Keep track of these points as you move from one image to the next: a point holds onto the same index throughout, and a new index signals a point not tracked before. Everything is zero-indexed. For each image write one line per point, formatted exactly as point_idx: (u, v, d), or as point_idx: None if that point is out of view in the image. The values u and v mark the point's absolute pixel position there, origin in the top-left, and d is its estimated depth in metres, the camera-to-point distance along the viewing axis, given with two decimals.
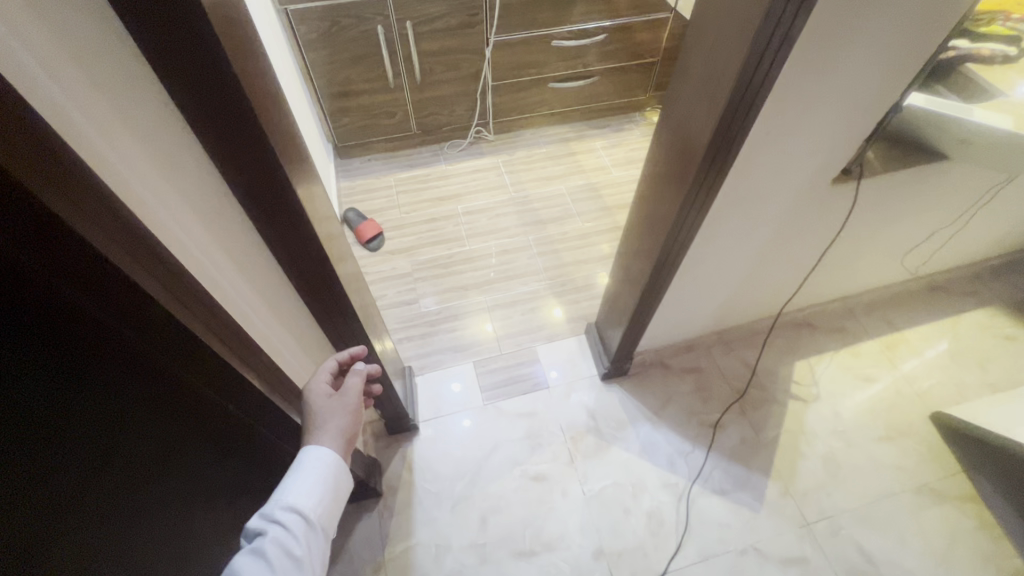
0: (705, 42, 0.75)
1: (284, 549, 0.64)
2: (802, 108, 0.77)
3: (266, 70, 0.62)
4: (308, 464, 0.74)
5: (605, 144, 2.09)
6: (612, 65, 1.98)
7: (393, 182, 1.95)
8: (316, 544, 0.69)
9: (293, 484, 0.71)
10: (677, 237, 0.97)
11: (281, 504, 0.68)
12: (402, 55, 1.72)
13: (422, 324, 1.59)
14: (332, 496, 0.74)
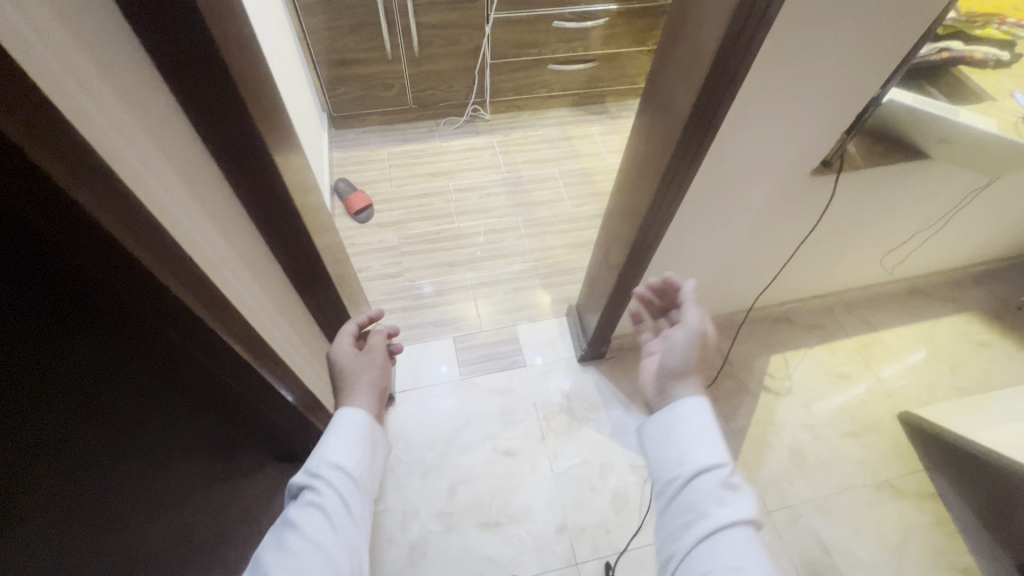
0: (682, 31, 0.76)
1: (331, 502, 0.70)
2: (779, 97, 0.77)
3: (241, 20, 0.62)
4: (346, 422, 0.78)
5: (603, 130, 2.09)
6: (613, 50, 1.97)
7: (387, 156, 1.94)
8: (362, 495, 0.75)
9: (331, 443, 0.75)
10: (655, 222, 0.98)
11: (321, 460, 0.73)
12: (400, 26, 1.70)
13: (405, 298, 1.60)
14: (372, 455, 0.78)
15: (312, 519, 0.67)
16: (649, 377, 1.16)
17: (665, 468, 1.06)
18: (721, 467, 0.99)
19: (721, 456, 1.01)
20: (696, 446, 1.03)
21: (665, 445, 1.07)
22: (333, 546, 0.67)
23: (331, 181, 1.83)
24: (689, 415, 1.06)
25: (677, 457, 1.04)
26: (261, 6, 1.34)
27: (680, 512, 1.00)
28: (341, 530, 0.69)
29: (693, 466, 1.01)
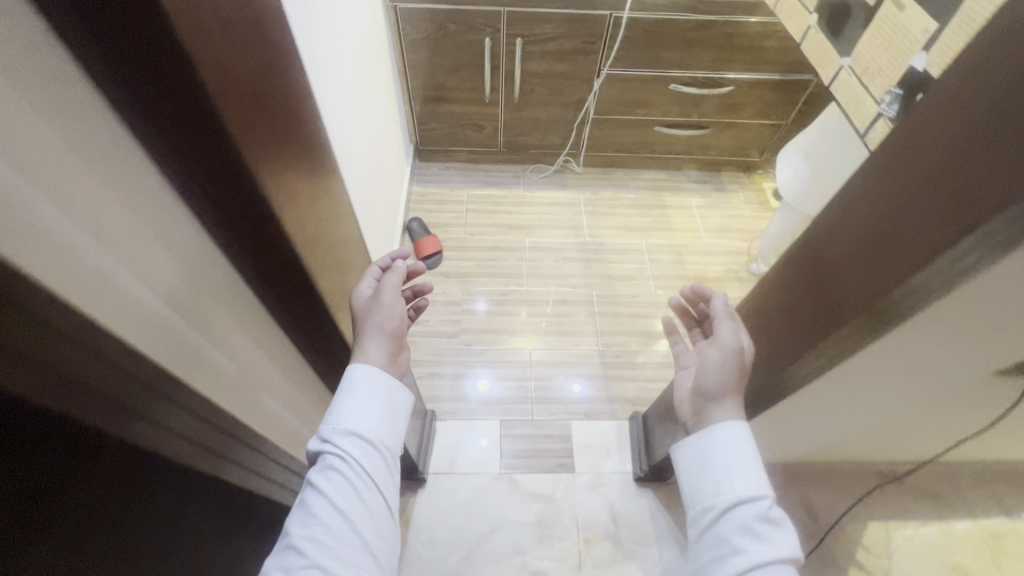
0: (905, 162, 0.53)
1: (344, 467, 0.75)
2: (985, 316, 0.57)
3: (275, 108, 0.52)
4: (355, 386, 0.80)
5: (703, 203, 1.88)
6: (732, 120, 1.76)
7: (465, 199, 1.85)
8: (383, 458, 0.80)
9: (345, 411, 0.79)
10: (786, 374, 0.78)
11: (335, 428, 0.77)
12: (504, 71, 1.60)
13: (457, 363, 1.49)
14: (389, 418, 0.83)
15: (332, 487, 0.73)
16: (680, 396, 0.91)
17: (700, 499, 0.81)
18: (760, 499, 0.74)
19: (756, 488, 0.76)
20: (730, 478, 0.78)
21: (706, 474, 0.81)
22: (355, 508, 0.73)
23: (406, 220, 1.75)
24: (721, 450, 0.81)
25: (716, 483, 0.79)
26: (364, 43, 1.27)
27: (710, 544, 0.75)
28: (361, 493, 0.74)
29: (728, 498, 0.76)
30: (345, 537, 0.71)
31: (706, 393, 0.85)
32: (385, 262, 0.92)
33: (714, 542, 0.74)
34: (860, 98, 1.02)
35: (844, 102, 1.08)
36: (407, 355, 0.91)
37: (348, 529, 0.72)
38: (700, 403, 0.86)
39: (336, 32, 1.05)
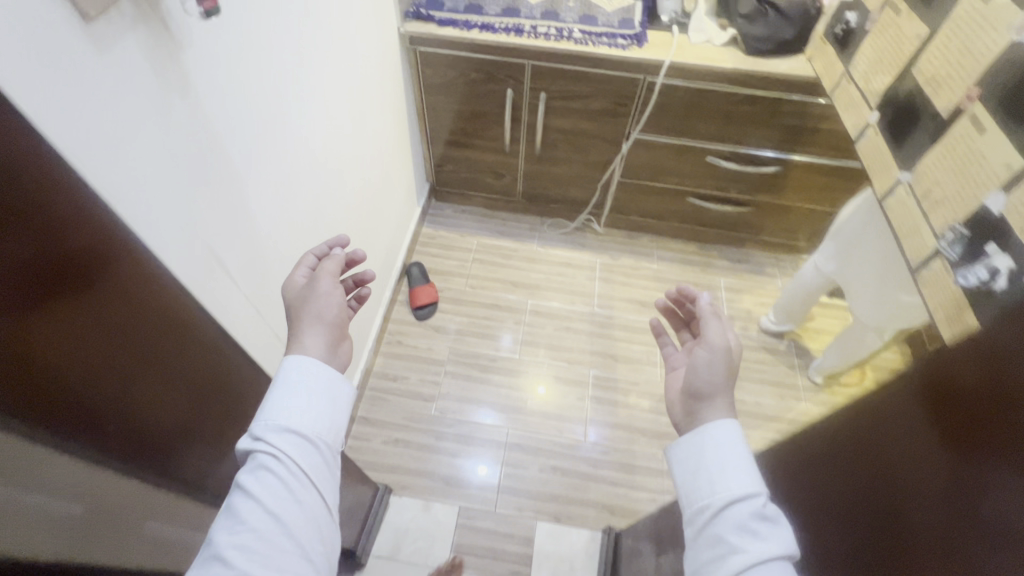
0: None
1: (275, 469, 0.64)
2: None
3: None
4: (292, 377, 0.70)
5: (733, 285, 1.69)
6: (776, 201, 1.57)
7: (474, 247, 1.75)
8: (323, 455, 0.69)
9: (277, 405, 0.69)
10: None
11: (268, 423, 0.67)
12: (526, 123, 1.49)
13: (427, 431, 1.37)
14: (331, 410, 0.71)
15: (263, 490, 0.63)
16: (667, 398, 0.77)
17: (691, 498, 0.65)
18: (755, 495, 0.60)
19: (755, 484, 0.61)
20: (723, 472, 0.63)
21: (694, 470, 0.66)
22: (290, 510, 0.63)
23: (406, 264, 1.67)
24: (709, 444, 0.66)
25: (706, 478, 0.64)
26: (367, 89, 1.19)
27: (702, 548, 0.60)
28: (297, 496, 0.64)
29: (722, 496, 0.62)
30: (276, 542, 0.61)
31: (697, 393, 0.72)
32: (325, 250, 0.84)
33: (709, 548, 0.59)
34: (915, 224, 0.83)
35: (895, 222, 0.89)
36: (346, 348, 0.82)
37: (281, 534, 0.62)
38: (688, 405, 0.73)
39: (323, 86, 0.98)
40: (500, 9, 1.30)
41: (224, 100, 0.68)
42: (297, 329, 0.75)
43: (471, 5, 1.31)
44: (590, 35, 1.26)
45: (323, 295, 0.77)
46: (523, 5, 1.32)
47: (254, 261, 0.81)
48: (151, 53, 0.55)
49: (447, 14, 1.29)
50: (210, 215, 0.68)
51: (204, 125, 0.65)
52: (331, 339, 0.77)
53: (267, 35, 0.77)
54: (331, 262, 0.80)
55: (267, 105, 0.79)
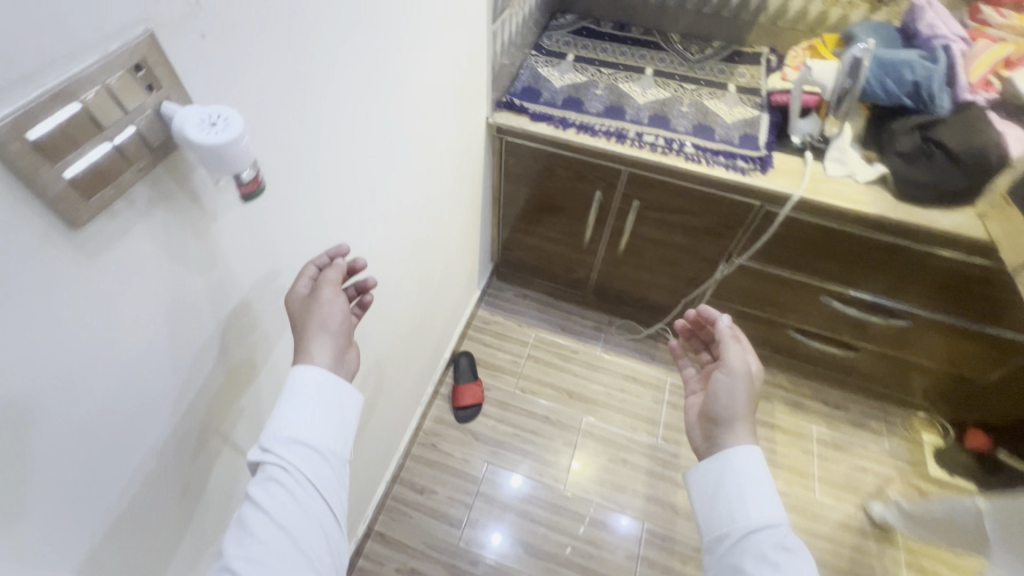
0: None
1: (284, 482, 0.54)
2: None
3: None
4: (300, 386, 0.57)
5: (827, 437, 1.44)
6: (895, 353, 1.32)
7: (531, 341, 1.59)
8: (334, 468, 0.59)
9: (280, 415, 0.57)
10: None
11: (279, 434, 0.56)
12: (611, 226, 1.33)
13: (450, 565, 1.20)
14: (346, 419, 0.61)
15: (273, 504, 0.53)
16: (688, 420, 0.87)
17: (713, 525, 0.75)
18: (771, 527, 0.69)
19: (770, 514, 0.70)
20: (743, 501, 0.72)
21: (714, 498, 0.75)
22: (303, 525, 0.54)
23: (455, 352, 1.53)
24: (729, 475, 0.75)
25: (725, 505, 0.73)
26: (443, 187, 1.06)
27: (723, 571, 0.70)
28: (308, 510, 0.54)
29: (743, 524, 0.71)
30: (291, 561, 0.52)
31: (719, 419, 0.80)
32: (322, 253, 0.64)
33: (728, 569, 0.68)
34: None
35: None
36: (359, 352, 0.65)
37: (292, 551, 0.52)
38: (709, 429, 0.82)
39: (398, 204, 0.86)
40: (602, 107, 1.16)
41: (263, 258, 0.56)
42: (297, 337, 0.58)
43: (570, 99, 1.18)
44: (703, 151, 1.08)
45: (327, 300, 0.59)
46: (629, 104, 1.17)
47: (267, 419, 0.68)
48: (171, 252, 0.43)
49: (543, 106, 1.15)
50: (216, 393, 0.55)
51: (227, 297, 0.52)
52: (337, 349, 0.59)
53: (342, 171, 0.66)
54: (337, 268, 0.61)
55: (325, 244, 0.67)
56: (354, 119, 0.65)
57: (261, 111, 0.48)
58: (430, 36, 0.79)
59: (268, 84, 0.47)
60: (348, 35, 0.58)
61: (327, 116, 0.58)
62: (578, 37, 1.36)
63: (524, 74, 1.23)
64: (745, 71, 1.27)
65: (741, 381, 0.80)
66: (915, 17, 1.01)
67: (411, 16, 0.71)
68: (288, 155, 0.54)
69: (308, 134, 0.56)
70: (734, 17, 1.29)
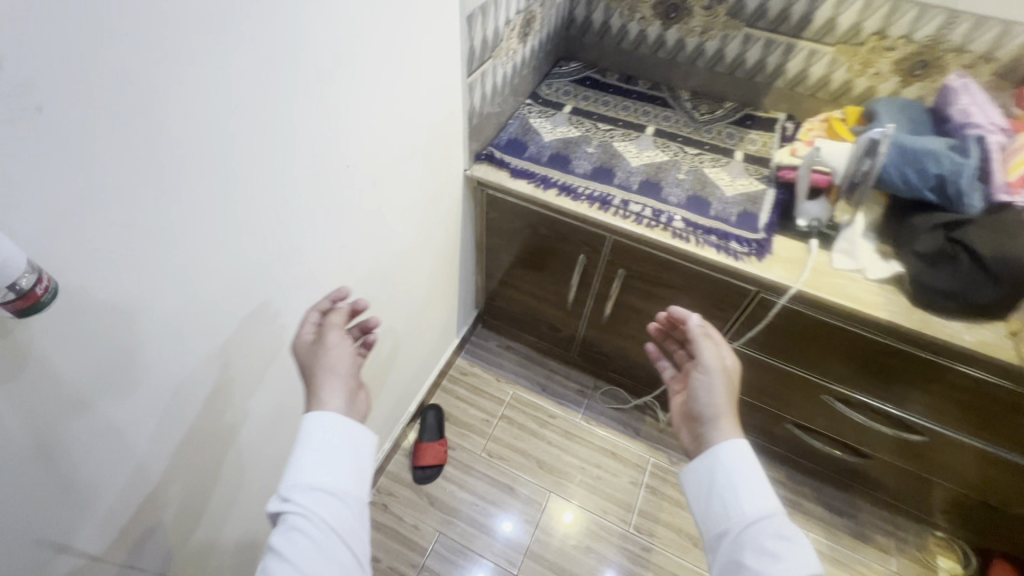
0: None
1: (306, 528, 0.57)
2: None
3: None
4: (314, 434, 0.62)
5: (824, 547, 1.27)
6: (907, 466, 1.16)
7: (508, 399, 1.49)
8: (353, 513, 0.61)
9: (295, 463, 0.61)
10: None
11: (297, 482, 0.59)
12: (596, 291, 1.23)
13: None
14: (364, 464, 0.64)
15: (289, 547, 0.56)
16: (675, 421, 0.88)
17: (709, 522, 0.74)
18: (767, 518, 0.70)
19: (765, 506, 0.71)
20: (738, 495, 0.72)
21: (708, 496, 0.75)
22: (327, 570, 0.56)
23: (424, 403, 1.44)
24: (722, 472, 0.75)
25: (720, 502, 0.73)
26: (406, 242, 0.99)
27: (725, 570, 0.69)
28: (322, 548, 0.56)
29: (739, 520, 0.71)
30: None
31: (703, 418, 0.82)
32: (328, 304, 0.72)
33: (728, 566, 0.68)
34: None
35: None
36: (367, 396, 0.71)
37: None
38: (695, 429, 0.83)
39: (345, 253, 0.80)
40: (590, 168, 1.08)
41: (147, 328, 0.50)
42: (309, 384, 0.66)
43: (557, 155, 1.10)
44: (694, 228, 0.97)
45: (338, 346, 0.68)
46: (620, 167, 1.08)
47: (170, 494, 0.62)
48: None
49: (526, 162, 1.08)
50: (80, 482, 0.49)
51: (87, 376, 0.46)
52: (347, 390, 0.66)
53: (258, 227, 0.59)
54: (340, 313, 0.69)
55: (239, 307, 0.61)
56: (269, 171, 0.58)
57: (117, 177, 0.41)
58: (385, 79, 0.72)
59: (122, 147, 0.41)
60: (257, 84, 0.52)
61: (230, 172, 0.52)
62: (580, 87, 1.28)
63: (514, 125, 1.16)
64: (757, 137, 1.16)
65: (719, 378, 0.82)
66: (948, 101, 0.89)
67: (356, 59, 0.64)
68: (169, 220, 0.47)
69: (198, 195, 0.49)
70: (749, 79, 1.19)
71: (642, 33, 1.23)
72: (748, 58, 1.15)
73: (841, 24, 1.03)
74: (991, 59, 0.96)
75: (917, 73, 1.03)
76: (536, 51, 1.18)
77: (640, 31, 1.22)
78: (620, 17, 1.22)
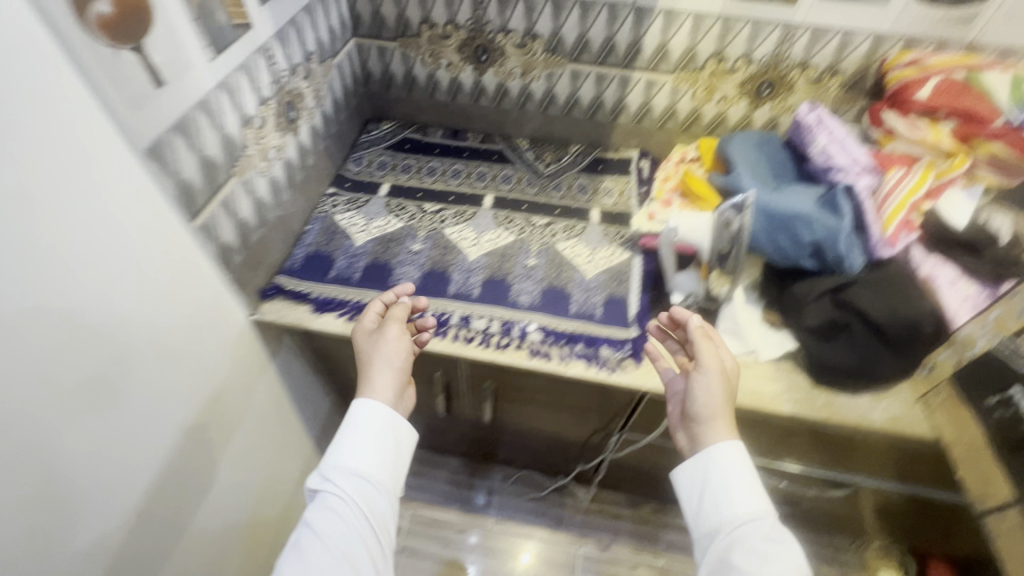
0: None
1: (338, 509, 0.59)
2: None
3: None
4: (358, 420, 0.64)
5: None
6: (836, 506, 1.07)
7: (406, 524, 1.25)
8: (384, 503, 0.61)
9: (338, 448, 0.63)
10: None
11: (337, 463, 0.61)
12: (470, 399, 1.02)
13: None
14: (399, 453, 0.65)
15: (324, 521, 0.58)
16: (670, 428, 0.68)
17: (698, 522, 0.60)
18: (760, 520, 0.56)
19: (759, 508, 0.57)
20: (729, 496, 0.58)
21: (700, 491, 0.60)
22: (354, 553, 0.57)
23: None
24: (713, 468, 0.60)
25: (711, 502, 0.59)
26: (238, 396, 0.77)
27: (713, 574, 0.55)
28: (351, 527, 0.58)
29: (732, 523, 0.56)
30: None
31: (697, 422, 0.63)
32: (389, 295, 0.73)
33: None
34: None
35: None
36: (413, 391, 0.73)
37: None
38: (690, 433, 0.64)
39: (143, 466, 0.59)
40: (418, 276, 0.84)
41: None
42: (362, 374, 0.67)
43: (375, 266, 0.85)
44: (554, 338, 0.77)
45: (392, 340, 0.69)
46: (455, 265, 0.86)
47: None
48: None
49: (333, 287, 0.82)
50: None
51: None
52: (396, 384, 0.67)
53: (143, 278, 0.55)
54: (399, 306, 0.70)
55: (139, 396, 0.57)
56: None
57: None
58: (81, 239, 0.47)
59: None
60: None
61: None
62: (398, 155, 1.04)
63: (313, 231, 0.89)
64: (612, 186, 0.98)
65: (719, 380, 0.62)
66: (803, 138, 0.75)
67: None
68: None
69: (46, 274, 0.44)
70: (589, 118, 1.00)
71: (455, 81, 0.99)
72: (581, 97, 0.97)
73: (673, 50, 0.87)
74: (836, 72, 0.84)
75: (765, 94, 0.90)
76: (323, 129, 0.91)
77: (450, 79, 0.99)
78: (423, 65, 0.98)
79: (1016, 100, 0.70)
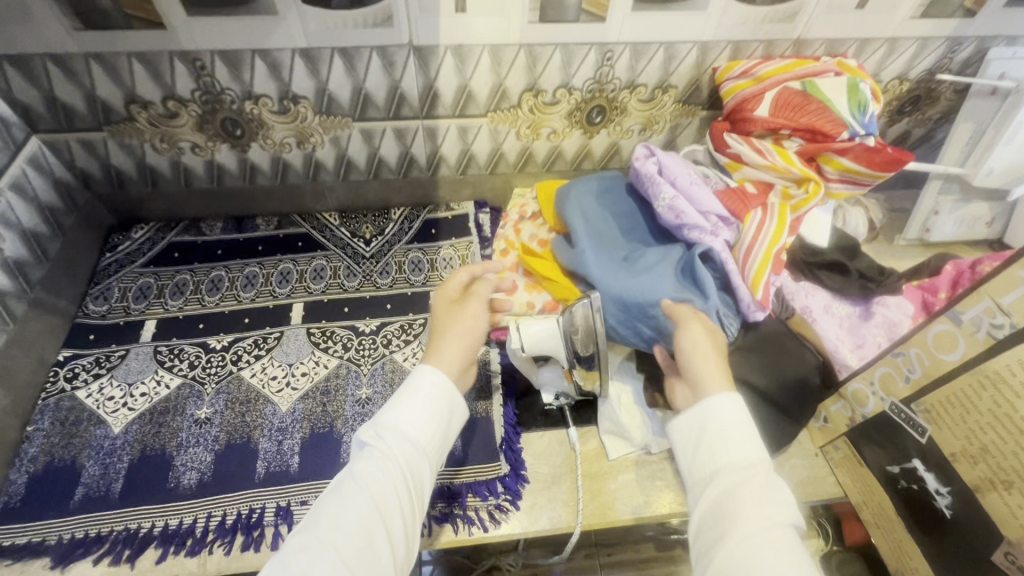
0: None
1: (377, 470, 0.44)
2: None
3: None
4: (419, 382, 0.49)
5: None
6: None
7: None
8: (426, 479, 0.47)
9: (390, 402, 0.49)
10: None
11: (391, 425, 0.47)
12: None
13: None
14: (447, 435, 0.50)
15: (365, 473, 0.44)
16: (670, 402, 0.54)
17: (692, 472, 0.48)
18: (757, 469, 0.44)
19: (757, 454, 0.45)
20: (727, 441, 0.46)
21: (691, 437, 0.48)
22: (388, 529, 0.42)
23: None
24: (711, 415, 0.47)
25: (704, 447, 0.47)
26: None
27: (701, 532, 0.43)
28: (392, 487, 0.44)
29: (728, 468, 0.45)
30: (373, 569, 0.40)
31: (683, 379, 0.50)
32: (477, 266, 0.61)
33: (707, 531, 0.43)
34: None
35: None
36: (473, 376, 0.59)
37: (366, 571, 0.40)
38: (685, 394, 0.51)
39: None
40: (211, 459, 0.62)
41: None
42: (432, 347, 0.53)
43: (144, 461, 0.61)
44: None
45: (473, 314, 0.55)
46: (261, 426, 0.64)
47: None
48: None
49: (82, 518, 0.57)
50: None
51: None
52: (467, 361, 0.53)
53: None
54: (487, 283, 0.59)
55: None
56: None
57: None
58: None
59: None
60: None
61: None
62: (160, 272, 0.77)
63: (39, 433, 0.62)
64: (451, 255, 0.79)
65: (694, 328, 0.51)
66: (645, 188, 0.62)
67: None
68: None
69: None
70: (404, 176, 0.81)
71: (212, 164, 0.74)
72: (385, 155, 0.77)
73: (477, 90, 0.69)
74: (667, 86, 0.72)
75: (597, 120, 0.75)
76: None
77: (205, 163, 0.74)
78: (157, 152, 0.72)
79: (856, 105, 0.62)
